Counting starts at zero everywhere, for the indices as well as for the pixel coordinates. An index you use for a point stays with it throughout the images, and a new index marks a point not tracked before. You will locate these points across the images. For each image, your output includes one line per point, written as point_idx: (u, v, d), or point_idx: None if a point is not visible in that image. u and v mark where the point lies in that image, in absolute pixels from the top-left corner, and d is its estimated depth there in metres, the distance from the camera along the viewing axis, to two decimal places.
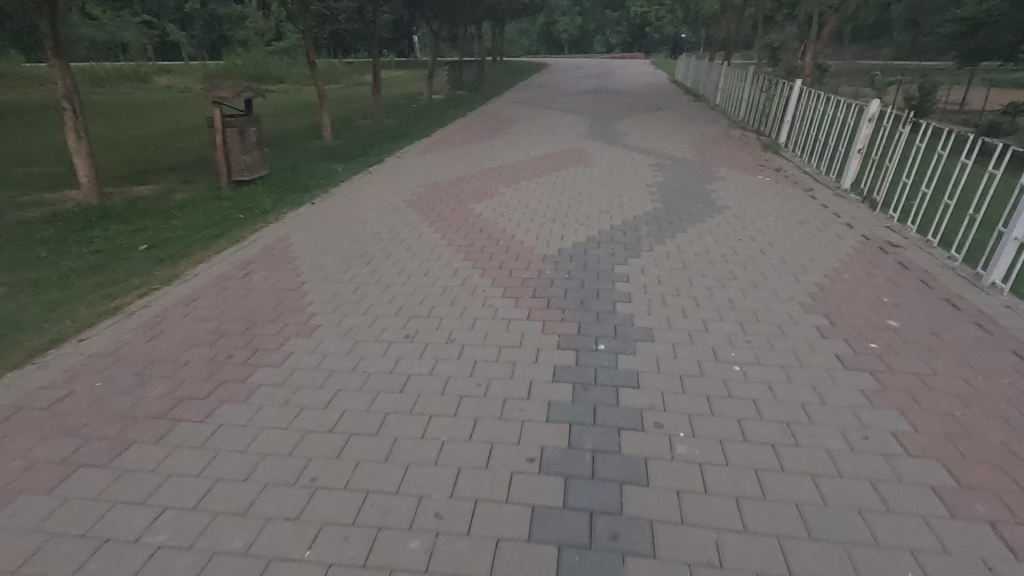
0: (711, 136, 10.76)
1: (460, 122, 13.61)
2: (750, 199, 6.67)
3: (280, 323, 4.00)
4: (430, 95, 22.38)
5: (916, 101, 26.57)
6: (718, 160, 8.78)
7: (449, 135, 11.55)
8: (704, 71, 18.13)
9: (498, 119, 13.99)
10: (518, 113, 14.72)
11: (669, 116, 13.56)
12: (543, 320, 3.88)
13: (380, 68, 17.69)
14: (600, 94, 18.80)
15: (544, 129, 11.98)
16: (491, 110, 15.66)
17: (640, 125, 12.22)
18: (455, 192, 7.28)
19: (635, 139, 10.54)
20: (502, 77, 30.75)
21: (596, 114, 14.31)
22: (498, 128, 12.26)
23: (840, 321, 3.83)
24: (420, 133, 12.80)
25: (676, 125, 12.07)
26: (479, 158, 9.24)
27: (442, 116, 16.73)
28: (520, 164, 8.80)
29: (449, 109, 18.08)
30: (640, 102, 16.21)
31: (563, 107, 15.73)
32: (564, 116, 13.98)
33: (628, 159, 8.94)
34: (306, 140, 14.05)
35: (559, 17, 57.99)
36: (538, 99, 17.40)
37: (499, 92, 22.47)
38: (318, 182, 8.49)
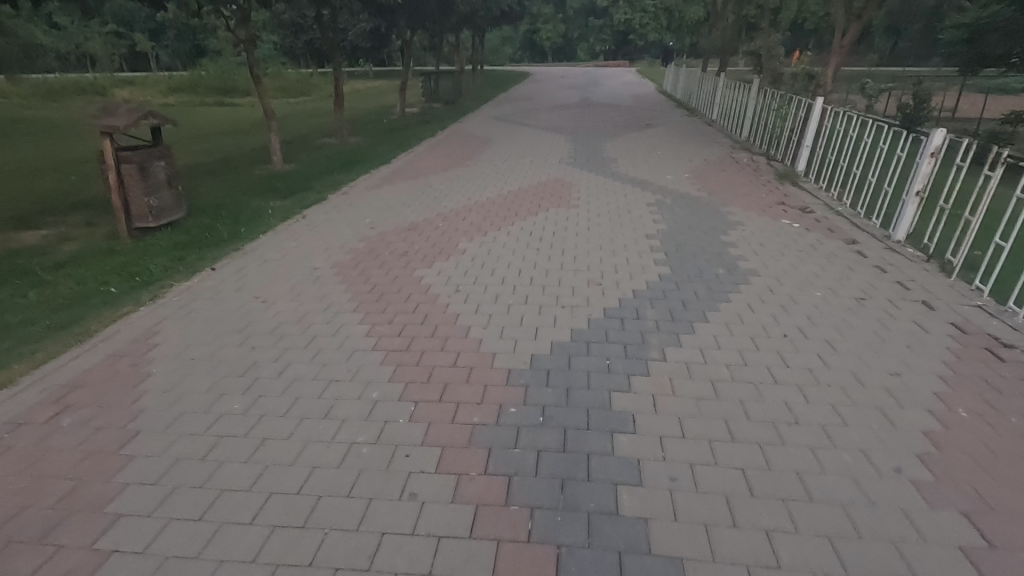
0: (714, 162, 9.25)
1: (428, 144, 12.07)
2: (782, 258, 5.15)
3: (51, 545, 2.38)
4: (402, 110, 20.86)
5: (910, 109, 25.54)
6: (728, 196, 7.26)
7: (412, 162, 9.95)
8: (698, 83, 16.66)
9: (471, 140, 12.37)
10: (494, 133, 13.17)
11: (663, 135, 12.06)
12: (496, 540, 2.31)
13: (343, 82, 16.10)
14: (586, 108, 17.28)
15: (522, 154, 10.42)
16: (465, 128, 14.07)
17: (632, 148, 10.70)
18: (402, 250, 5.67)
19: (626, 167, 9.01)
20: (481, 89, 29.33)
21: (581, 133, 12.79)
22: (470, 153, 10.67)
23: (995, 531, 2.31)
24: (380, 158, 11.22)
25: (672, 148, 10.57)
26: (441, 196, 7.63)
27: (411, 134, 15.17)
28: (489, 203, 7.19)
29: (421, 126, 16.47)
30: (629, 118, 14.72)
31: (544, 125, 14.20)
32: (546, 136, 12.43)
33: (620, 196, 7.38)
34: (253, 166, 12.40)
35: (542, 24, 56.80)
36: (517, 115, 15.85)
37: (476, 106, 20.98)
38: (236, 230, 6.82)
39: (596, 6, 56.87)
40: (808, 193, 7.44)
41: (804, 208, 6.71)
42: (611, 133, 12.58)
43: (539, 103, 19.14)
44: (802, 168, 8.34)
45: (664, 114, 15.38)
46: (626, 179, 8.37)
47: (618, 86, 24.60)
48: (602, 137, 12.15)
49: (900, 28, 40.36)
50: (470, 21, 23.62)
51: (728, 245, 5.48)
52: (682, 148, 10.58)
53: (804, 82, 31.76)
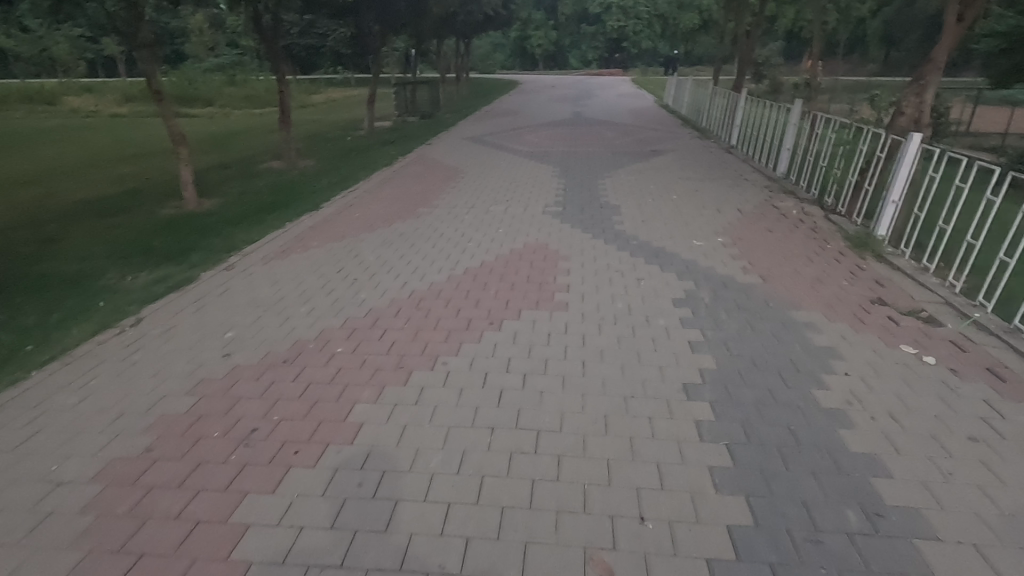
0: (751, 215, 6.81)
1: (380, 176, 9.64)
2: (946, 476, 2.86)
3: None
4: (370, 125, 18.49)
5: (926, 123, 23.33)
6: (792, 286, 4.81)
7: (344, 212, 7.41)
8: (707, 98, 14.35)
9: (432, 172, 9.83)
10: (465, 161, 10.63)
11: (675, 168, 9.56)
12: None
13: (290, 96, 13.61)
14: (578, 126, 14.81)
15: (494, 197, 7.91)
16: (431, 154, 11.53)
17: (640, 188, 8.20)
18: (250, 414, 3.27)
19: (633, 224, 6.50)
20: (464, 99, 27.03)
21: (572, 163, 10.26)
22: (426, 196, 8.13)
23: None
24: (314, 196, 8.75)
25: (690, 190, 8.09)
26: (364, 282, 5.12)
27: (369, 157, 12.75)
28: (431, 297, 4.71)
29: (383, 148, 13.91)
30: (630, 142, 12.24)
31: (527, 151, 11.67)
32: (528, 168, 9.88)
33: (626, 283, 4.91)
34: (160, 204, 9.88)
35: (533, 31, 54.63)
36: (496, 136, 13.30)
37: (454, 120, 18.65)
38: (21, 340, 4.25)
39: (589, 13, 54.77)
40: (909, 277, 5.00)
41: (920, 317, 4.27)
42: (609, 164, 10.09)
43: (525, 119, 16.63)
44: (884, 233, 5.77)
45: (670, 136, 12.94)
46: (635, 246, 5.85)
47: (613, 99, 22.18)
48: (600, 170, 9.62)
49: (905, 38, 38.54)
50: (449, 26, 21.12)
51: (832, 423, 3.18)
52: (704, 189, 8.10)
53: (810, 94, 29.58)
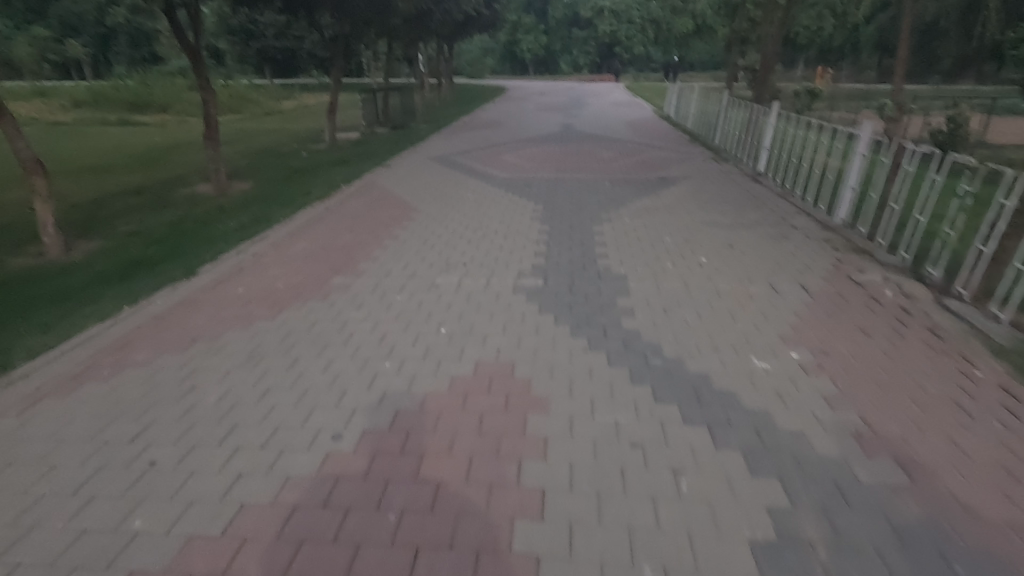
0: (822, 294, 4.59)
1: (306, 214, 7.33)
2: None
3: None
4: (330, 138, 16.20)
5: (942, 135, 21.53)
6: (955, 504, 2.78)
7: (219, 285, 5.05)
8: (718, 111, 12.20)
9: (374, 210, 7.46)
10: (422, 194, 8.28)
11: (693, 206, 7.28)
12: None
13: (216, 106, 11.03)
14: (566, 143, 12.62)
15: (447, 258, 5.57)
16: (381, 182, 9.15)
17: (650, 242, 5.92)
18: None
19: (649, 321, 4.25)
20: (444, 107, 24.80)
21: (559, 198, 7.93)
22: (351, 254, 5.77)
23: None
24: (203, 246, 6.40)
25: (721, 245, 5.81)
26: (177, 491, 2.95)
27: (312, 180, 10.46)
28: (265, 539, 2.69)
29: (332, 169, 11.53)
30: (631, 166, 9.94)
31: (504, 177, 9.32)
32: (502, 206, 7.53)
33: (651, 491, 2.87)
34: (14, 251, 7.51)
35: (522, 35, 52.54)
36: (469, 156, 11.07)
37: (427, 133, 16.42)
38: None
39: (579, 16, 52.76)
40: None
41: None
42: (608, 200, 7.78)
43: (506, 133, 14.31)
44: None
45: (678, 157, 10.65)
46: (660, 372, 3.70)
47: (607, 108, 20.07)
48: (596, 209, 7.27)
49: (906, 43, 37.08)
50: (423, 27, 18.78)
51: None
52: (740, 244, 5.83)
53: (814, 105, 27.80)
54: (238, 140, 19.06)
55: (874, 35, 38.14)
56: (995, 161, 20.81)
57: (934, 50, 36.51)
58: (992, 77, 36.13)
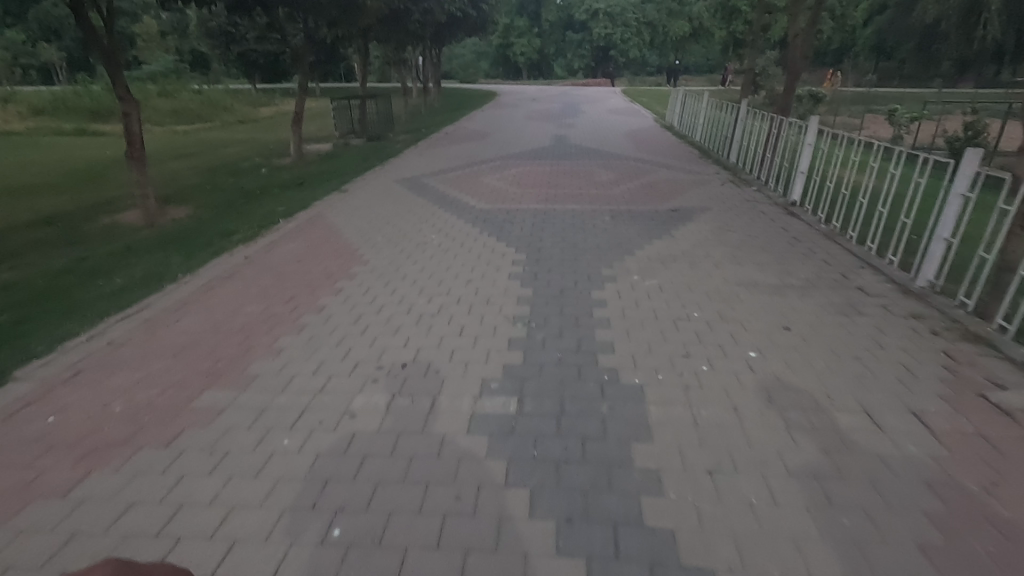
0: (956, 445, 2.95)
1: (215, 267, 5.61)
2: None
3: None
4: (295, 153, 14.55)
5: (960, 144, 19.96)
6: None
7: (24, 410, 3.35)
8: (733, 123, 10.56)
9: (304, 262, 5.72)
10: (373, 236, 6.55)
11: (720, 255, 5.61)
12: None
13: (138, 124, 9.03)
14: (559, 160, 10.94)
15: (380, 355, 3.85)
16: (328, 216, 7.42)
17: (670, 320, 4.24)
18: None
19: (690, 514, 2.56)
20: (429, 115, 23.18)
21: (548, 240, 6.22)
22: (247, 344, 4.06)
23: None
24: (53, 320, 4.67)
25: (769, 327, 4.13)
26: None
27: (252, 209, 8.73)
28: None
29: (284, 193, 9.81)
30: (635, 193, 8.25)
31: (481, 209, 7.61)
32: (472, 254, 5.81)
33: None
34: None
35: (515, 38, 50.95)
36: (443, 179, 9.39)
37: (404, 146, 14.77)
38: None
39: (574, 19, 51.31)
40: None
41: None
42: (608, 243, 6.08)
43: (491, 148, 12.64)
44: None
45: (689, 181, 8.96)
46: None
47: (603, 116, 18.42)
48: (593, 260, 5.57)
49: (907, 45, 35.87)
50: (401, 29, 17.08)
51: None
52: (797, 325, 4.16)
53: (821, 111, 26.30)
54: (198, 153, 17.31)
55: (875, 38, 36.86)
56: (1015, 170, 19.44)
57: (936, 52, 35.39)
58: (996, 80, 35.00)
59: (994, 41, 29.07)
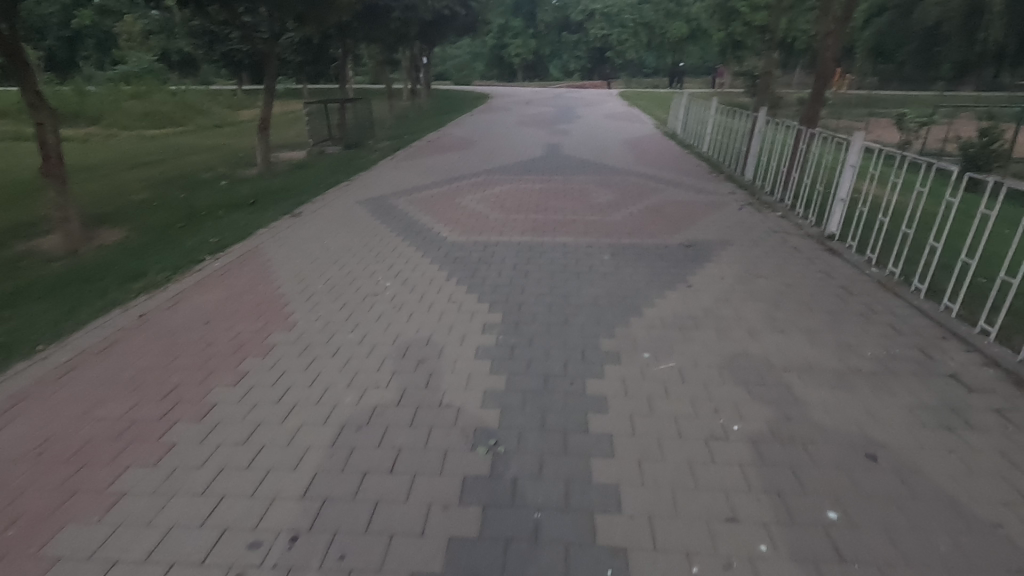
0: None
1: (93, 332, 4.28)
2: None
3: None
4: (263, 164, 13.22)
5: (974, 150, 18.58)
6: None
7: None
8: (749, 134, 9.27)
9: (212, 325, 4.38)
10: (313, 281, 5.20)
11: (754, 318, 4.30)
12: None
13: (54, 138, 7.65)
14: (551, 175, 9.61)
15: (268, 512, 2.56)
16: (264, 252, 6.07)
17: (702, 442, 2.94)
18: None
19: None
20: (415, 119, 21.85)
21: (532, 290, 4.87)
22: (78, 482, 2.76)
23: None
24: None
25: (845, 458, 2.84)
26: None
27: (188, 236, 7.38)
28: None
29: (229, 215, 8.43)
30: (640, 219, 6.91)
31: (454, 240, 6.25)
32: (432, 313, 4.46)
33: None
34: None
35: (510, 39, 49.45)
36: (416, 200, 8.08)
37: (382, 155, 13.45)
38: None
39: (570, 19, 50.13)
40: None
41: None
42: (609, 295, 4.75)
43: (476, 159, 11.32)
44: None
45: (701, 204, 7.65)
46: None
47: (600, 122, 17.15)
48: (589, 324, 4.23)
49: (905, 48, 35.05)
50: (379, 28, 15.72)
51: None
52: (886, 454, 2.87)
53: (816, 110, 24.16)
54: (161, 162, 15.90)
55: (876, 38, 35.89)
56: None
57: (937, 55, 34.50)
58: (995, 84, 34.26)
59: (996, 44, 28.28)
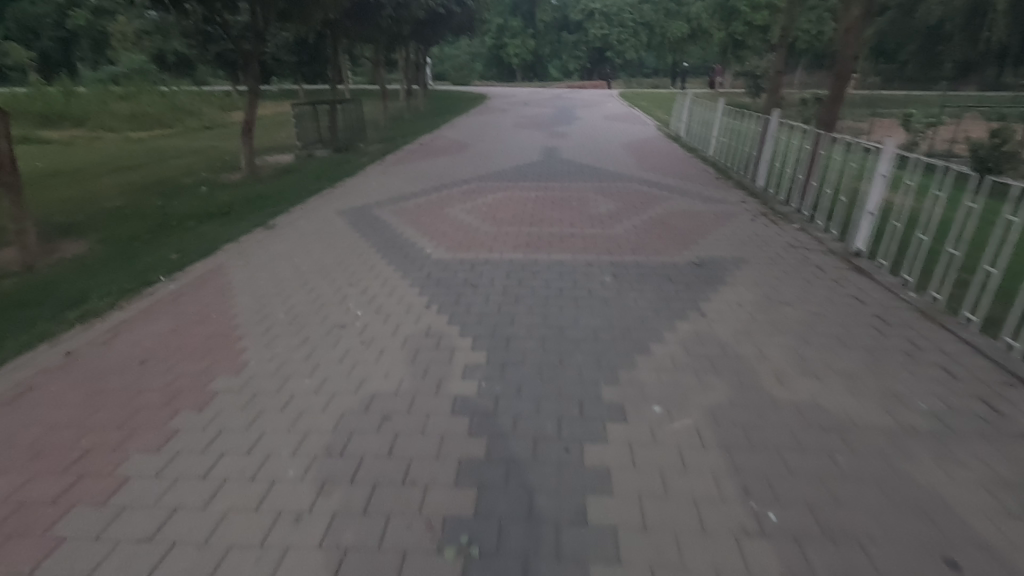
0: None
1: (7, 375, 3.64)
2: None
3: None
4: (247, 169, 12.62)
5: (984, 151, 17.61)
6: None
7: None
8: (760, 138, 8.64)
9: (147, 366, 3.75)
10: (273, 310, 4.57)
11: (781, 357, 3.67)
12: None
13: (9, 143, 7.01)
14: (548, 182, 8.98)
15: None
16: (226, 272, 5.43)
17: (731, 543, 2.31)
18: None
19: None
20: (410, 120, 21.26)
21: (522, 320, 4.23)
22: None
23: None
24: None
25: (916, 566, 2.21)
26: None
27: (151, 250, 6.74)
28: None
29: (200, 226, 7.79)
30: (644, 233, 6.29)
31: (437, 258, 5.61)
32: (405, 352, 3.82)
33: None
34: None
35: (508, 39, 48.88)
36: (401, 210, 7.46)
37: (371, 159, 12.84)
38: None
39: (569, 20, 49.66)
40: None
41: None
42: (611, 328, 4.10)
43: (469, 164, 10.71)
44: None
45: (710, 215, 7.02)
46: None
47: (600, 124, 16.55)
48: (588, 367, 3.59)
49: (907, 46, 34.56)
50: (371, 27, 15.10)
51: None
52: (965, 557, 2.25)
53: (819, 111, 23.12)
54: (144, 166, 15.27)
55: (879, 37, 35.36)
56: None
57: (940, 54, 34.02)
58: (999, 83, 33.73)
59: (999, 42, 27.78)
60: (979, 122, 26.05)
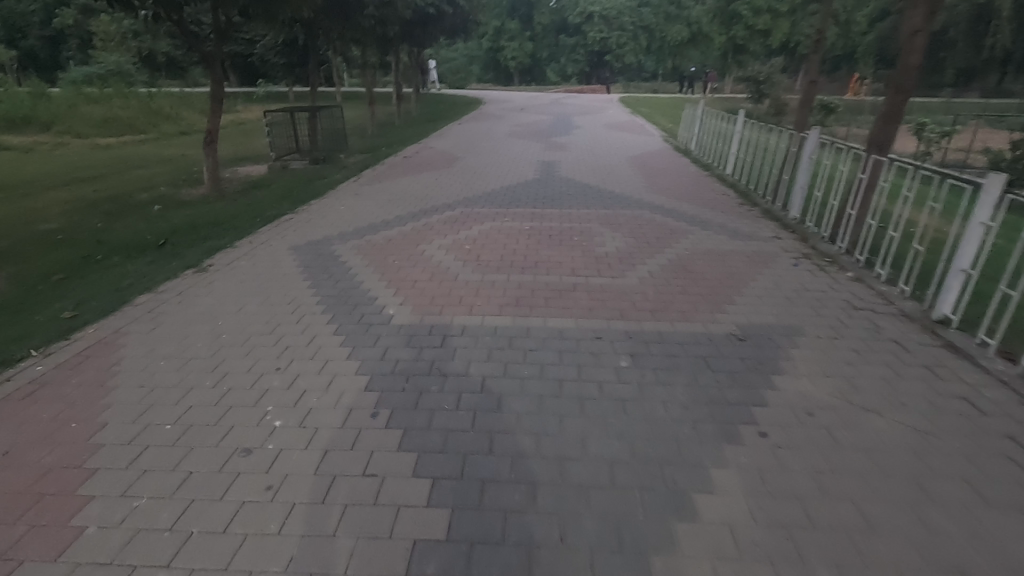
0: None
1: None
2: None
3: None
4: (211, 184, 11.34)
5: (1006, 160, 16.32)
6: None
7: None
8: (792, 159, 7.40)
9: None
10: (161, 415, 3.28)
11: (895, 529, 2.43)
12: None
13: None
14: (544, 208, 7.72)
15: None
16: (121, 343, 4.12)
17: None
18: None
19: None
20: (399, 127, 19.98)
21: (506, 445, 2.95)
22: None
23: None
24: None
25: None
26: None
27: (51, 299, 5.42)
28: None
29: (127, 262, 6.48)
30: (665, 285, 5.02)
31: (400, 323, 4.32)
32: (329, 511, 2.56)
33: None
34: None
35: (506, 42, 47.62)
36: (367, 247, 6.17)
37: (349, 173, 11.57)
38: None
39: (567, 23, 48.49)
40: None
41: None
42: (635, 460, 2.84)
43: (456, 183, 9.44)
44: None
45: (741, 257, 5.77)
46: None
47: (602, 134, 15.30)
48: (602, 552, 2.33)
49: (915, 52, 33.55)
50: (353, 28, 13.82)
51: None
52: None
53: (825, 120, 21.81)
54: (102, 176, 13.92)
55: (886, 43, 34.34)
56: None
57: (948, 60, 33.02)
58: (1005, 90, 32.86)
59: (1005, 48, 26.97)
60: (992, 132, 25.04)
